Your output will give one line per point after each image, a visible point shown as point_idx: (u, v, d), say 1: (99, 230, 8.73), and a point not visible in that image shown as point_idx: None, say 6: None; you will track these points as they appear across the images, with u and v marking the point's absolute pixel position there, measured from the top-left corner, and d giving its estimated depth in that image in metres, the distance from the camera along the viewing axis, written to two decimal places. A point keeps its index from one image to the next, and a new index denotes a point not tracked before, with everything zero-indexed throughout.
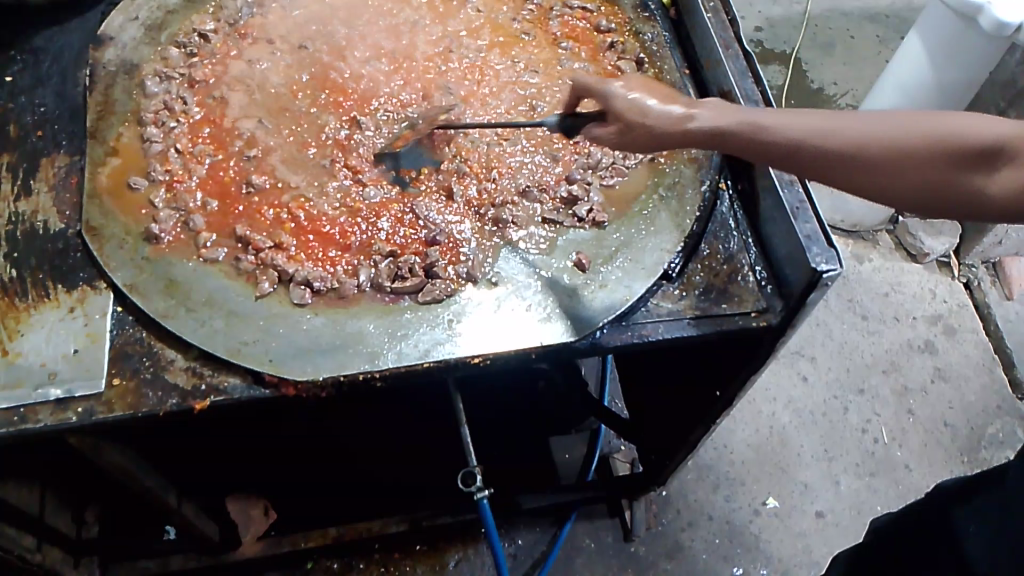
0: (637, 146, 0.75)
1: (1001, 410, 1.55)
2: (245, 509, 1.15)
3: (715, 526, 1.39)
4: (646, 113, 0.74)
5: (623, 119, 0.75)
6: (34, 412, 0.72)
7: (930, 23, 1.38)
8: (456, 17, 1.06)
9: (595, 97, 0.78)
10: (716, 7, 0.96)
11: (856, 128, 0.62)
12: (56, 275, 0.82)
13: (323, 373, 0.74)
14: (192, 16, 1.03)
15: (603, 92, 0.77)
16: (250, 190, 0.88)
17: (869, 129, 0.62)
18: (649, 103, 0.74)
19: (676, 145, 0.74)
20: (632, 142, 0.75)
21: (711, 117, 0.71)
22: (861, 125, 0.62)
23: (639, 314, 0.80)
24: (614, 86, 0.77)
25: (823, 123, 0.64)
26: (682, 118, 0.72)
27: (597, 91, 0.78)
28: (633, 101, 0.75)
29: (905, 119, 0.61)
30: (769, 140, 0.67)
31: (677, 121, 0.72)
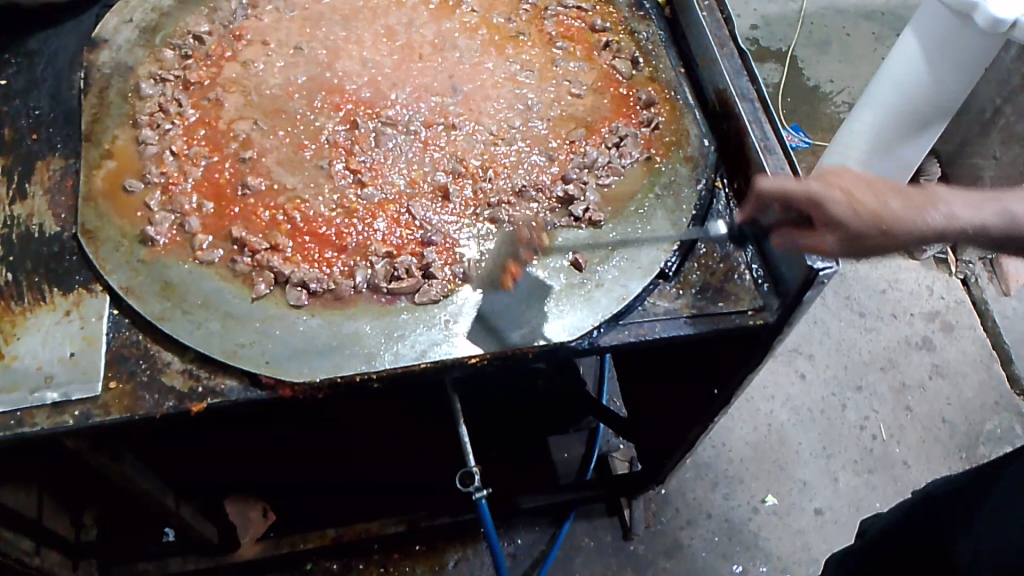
0: (871, 253, 0.70)
1: (999, 406, 1.55)
2: (244, 511, 1.16)
3: (713, 524, 1.39)
4: (886, 221, 0.68)
5: (876, 225, 0.68)
6: (31, 415, 0.72)
7: (925, 20, 1.38)
8: (451, 17, 1.06)
9: (819, 204, 0.70)
10: (711, 5, 0.96)
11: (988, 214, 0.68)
12: (52, 278, 0.82)
13: (320, 374, 0.74)
14: (186, 17, 1.03)
15: (840, 199, 0.69)
16: (246, 192, 0.88)
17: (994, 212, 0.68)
18: (893, 205, 0.68)
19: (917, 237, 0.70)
20: (860, 248, 0.70)
21: (941, 203, 0.68)
22: None
23: (635, 314, 0.81)
24: (847, 195, 0.68)
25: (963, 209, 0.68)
26: (916, 209, 0.68)
27: (799, 196, 0.72)
28: (849, 201, 0.69)
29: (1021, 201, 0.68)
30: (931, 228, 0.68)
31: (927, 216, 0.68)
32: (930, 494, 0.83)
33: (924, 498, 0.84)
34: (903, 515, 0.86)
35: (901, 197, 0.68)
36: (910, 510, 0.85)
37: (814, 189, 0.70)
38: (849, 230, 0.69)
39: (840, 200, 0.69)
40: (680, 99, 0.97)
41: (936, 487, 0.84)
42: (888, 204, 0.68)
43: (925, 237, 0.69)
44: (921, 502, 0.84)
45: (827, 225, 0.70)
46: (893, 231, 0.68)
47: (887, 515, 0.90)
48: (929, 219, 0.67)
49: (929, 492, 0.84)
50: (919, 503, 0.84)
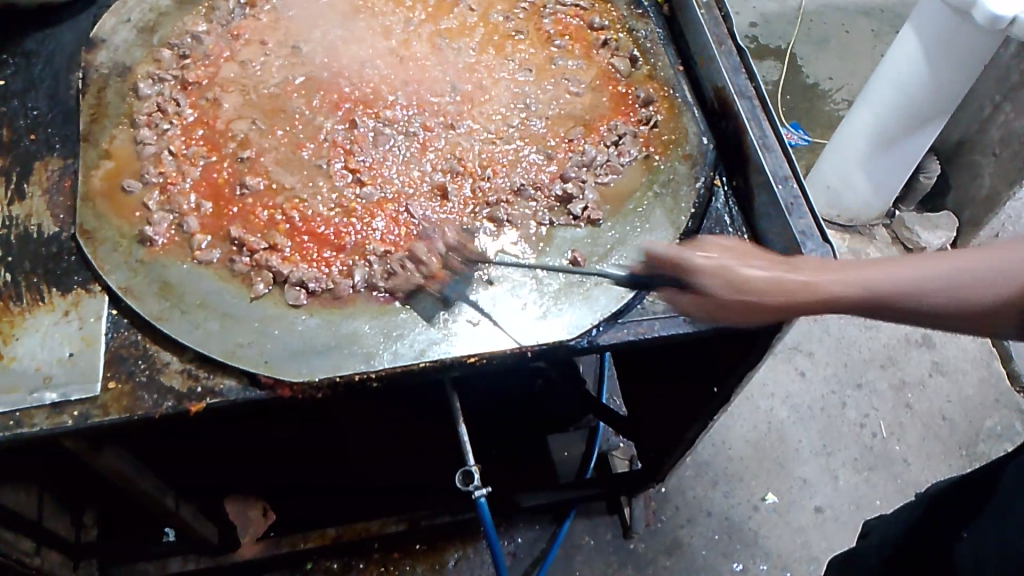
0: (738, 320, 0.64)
1: (998, 403, 1.55)
2: (244, 510, 1.15)
3: (714, 522, 1.39)
4: (746, 292, 0.62)
5: (721, 297, 0.63)
6: (29, 416, 0.72)
7: (926, 19, 1.38)
8: (449, 16, 1.06)
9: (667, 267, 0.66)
10: (710, 3, 0.96)
11: (902, 281, 0.60)
12: (51, 279, 0.82)
13: (319, 374, 0.74)
14: (183, 16, 1.02)
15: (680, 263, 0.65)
16: (243, 191, 0.88)
17: (915, 277, 0.60)
18: (748, 271, 0.63)
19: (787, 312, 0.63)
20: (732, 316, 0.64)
21: (821, 277, 0.62)
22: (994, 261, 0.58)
23: (634, 312, 0.80)
24: (694, 256, 0.65)
25: (862, 279, 0.61)
26: (787, 284, 0.62)
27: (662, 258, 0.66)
28: (714, 267, 0.64)
29: (954, 264, 0.59)
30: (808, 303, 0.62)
31: (797, 290, 0.62)
32: (936, 491, 0.82)
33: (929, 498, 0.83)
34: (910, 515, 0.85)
35: (767, 264, 0.63)
36: (917, 509, 0.84)
37: (676, 252, 0.66)
38: (712, 299, 0.64)
39: (703, 267, 0.64)
40: (679, 97, 0.97)
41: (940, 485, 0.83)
42: (751, 271, 0.63)
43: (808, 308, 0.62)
44: (926, 502, 0.83)
45: (691, 290, 0.66)
46: (765, 303, 0.62)
47: (895, 516, 0.89)
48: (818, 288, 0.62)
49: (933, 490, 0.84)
50: (924, 502, 0.84)
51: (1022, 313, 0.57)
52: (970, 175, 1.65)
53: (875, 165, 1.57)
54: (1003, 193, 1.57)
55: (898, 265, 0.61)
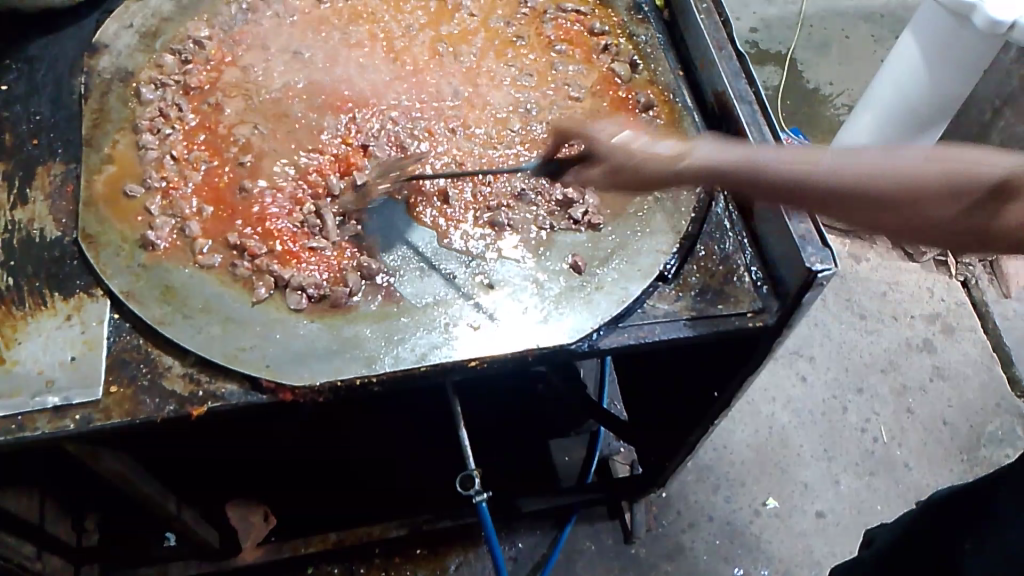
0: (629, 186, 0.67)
1: (999, 408, 1.55)
2: (245, 515, 1.13)
3: (715, 527, 1.39)
4: (639, 159, 0.66)
5: (613, 159, 0.67)
6: (32, 419, 0.72)
7: (924, 23, 1.38)
8: (450, 21, 1.07)
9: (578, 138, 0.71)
10: (710, 9, 0.96)
11: (822, 166, 0.56)
12: (53, 283, 0.82)
13: (320, 378, 0.75)
14: (186, 22, 1.03)
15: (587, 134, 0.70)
16: (243, 196, 0.88)
17: (834, 164, 0.56)
18: (641, 143, 0.67)
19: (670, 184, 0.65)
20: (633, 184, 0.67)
21: (716, 153, 0.62)
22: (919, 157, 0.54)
23: (635, 316, 0.81)
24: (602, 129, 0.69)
25: (775, 157, 0.59)
26: (682, 151, 0.64)
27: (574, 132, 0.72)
28: (616, 141, 0.68)
29: (891, 152, 0.55)
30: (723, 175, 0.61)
31: (669, 161, 0.64)
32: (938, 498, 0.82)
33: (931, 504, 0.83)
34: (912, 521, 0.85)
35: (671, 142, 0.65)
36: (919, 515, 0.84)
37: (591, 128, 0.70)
38: (610, 166, 0.68)
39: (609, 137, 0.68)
40: (679, 102, 0.97)
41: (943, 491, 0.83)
42: (656, 146, 0.65)
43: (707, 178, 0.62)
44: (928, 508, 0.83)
45: (597, 163, 0.69)
46: (649, 168, 0.65)
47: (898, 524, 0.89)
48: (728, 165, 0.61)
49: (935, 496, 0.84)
50: (926, 509, 0.84)
51: (948, 215, 0.53)
52: None
53: None
54: None
55: (818, 151, 0.57)
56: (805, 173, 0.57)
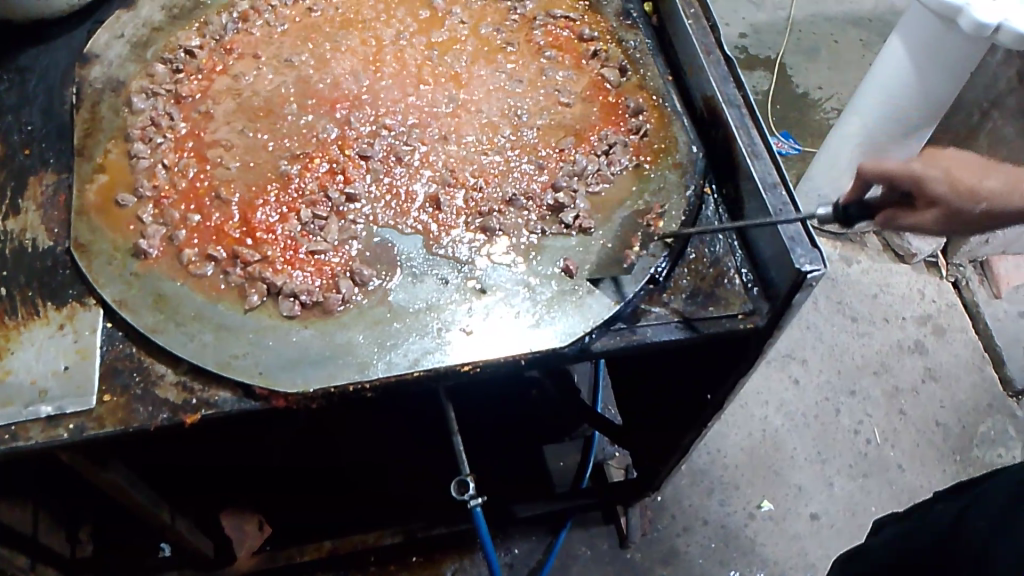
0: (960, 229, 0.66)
1: (992, 408, 1.55)
2: (240, 525, 1.16)
3: (710, 530, 1.39)
4: (981, 194, 0.64)
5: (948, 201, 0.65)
6: (25, 429, 0.72)
7: (912, 26, 1.39)
8: (441, 28, 1.07)
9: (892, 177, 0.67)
10: (697, 14, 0.97)
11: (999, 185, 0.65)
12: (46, 293, 0.82)
13: (313, 384, 0.75)
14: (177, 31, 1.03)
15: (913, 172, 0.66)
16: (226, 204, 0.89)
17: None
18: (969, 178, 0.65)
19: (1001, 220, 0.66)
20: (955, 226, 0.66)
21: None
22: None
23: (627, 320, 0.81)
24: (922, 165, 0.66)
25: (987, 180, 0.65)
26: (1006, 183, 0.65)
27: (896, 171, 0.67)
28: (947, 177, 0.65)
29: None
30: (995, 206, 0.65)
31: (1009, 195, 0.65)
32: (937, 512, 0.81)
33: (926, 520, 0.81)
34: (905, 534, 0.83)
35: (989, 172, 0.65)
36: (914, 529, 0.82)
37: (913, 166, 0.66)
38: (945, 206, 0.65)
39: (938, 177, 0.65)
40: (669, 106, 0.98)
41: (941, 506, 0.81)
42: (984, 182, 0.65)
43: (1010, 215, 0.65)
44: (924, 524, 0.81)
45: (925, 205, 0.66)
46: (989, 208, 0.65)
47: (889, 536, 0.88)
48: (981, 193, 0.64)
49: (932, 513, 0.82)
50: (921, 523, 0.82)
51: None
52: None
53: None
54: None
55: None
56: None
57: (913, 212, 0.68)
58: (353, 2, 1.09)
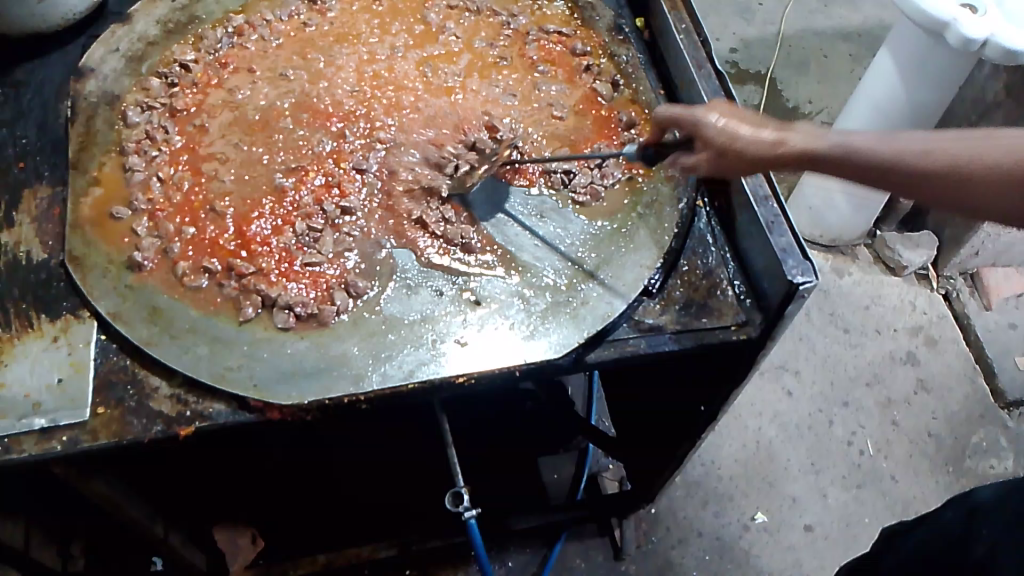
0: (723, 173, 0.76)
1: (984, 419, 1.56)
2: (234, 538, 1.13)
3: (705, 542, 1.39)
4: (736, 140, 0.74)
5: (709, 143, 0.76)
6: (18, 442, 0.72)
7: (897, 40, 1.40)
8: (435, 43, 1.08)
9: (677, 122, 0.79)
10: (688, 28, 0.98)
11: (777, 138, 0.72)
12: (40, 305, 0.82)
13: (308, 397, 0.75)
14: (172, 46, 1.04)
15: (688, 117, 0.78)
16: (220, 215, 0.89)
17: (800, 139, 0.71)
18: (737, 127, 0.74)
19: (761, 166, 0.73)
20: (720, 168, 0.76)
21: (797, 138, 0.71)
22: (880, 142, 0.67)
23: (620, 331, 0.81)
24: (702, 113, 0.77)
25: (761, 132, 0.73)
26: (770, 134, 0.72)
27: (681, 117, 0.79)
28: (717, 124, 0.75)
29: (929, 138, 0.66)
30: (750, 153, 0.73)
31: (767, 143, 0.72)
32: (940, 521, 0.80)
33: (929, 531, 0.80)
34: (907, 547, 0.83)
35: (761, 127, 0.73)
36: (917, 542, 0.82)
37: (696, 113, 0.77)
38: (707, 147, 0.76)
39: (709, 120, 0.76)
40: None
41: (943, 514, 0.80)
42: (746, 130, 0.74)
43: (764, 160, 0.73)
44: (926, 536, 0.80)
45: (701, 148, 0.77)
46: (749, 151, 0.73)
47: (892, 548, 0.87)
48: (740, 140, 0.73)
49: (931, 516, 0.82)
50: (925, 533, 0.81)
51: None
52: None
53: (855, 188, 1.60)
54: None
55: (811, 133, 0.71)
56: (840, 148, 0.69)
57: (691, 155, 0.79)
58: (348, 17, 1.10)
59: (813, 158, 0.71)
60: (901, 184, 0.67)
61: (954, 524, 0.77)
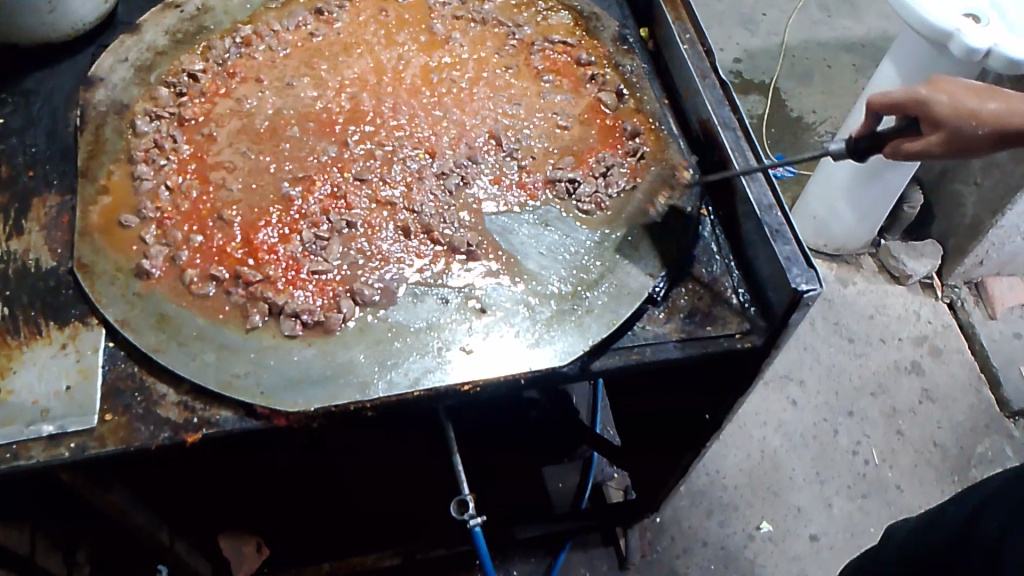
0: (965, 153, 0.76)
1: (989, 429, 1.56)
2: (238, 546, 1.14)
3: (709, 552, 1.39)
4: (980, 115, 0.74)
5: (949, 123, 0.75)
6: (26, 448, 0.72)
7: (902, 52, 1.41)
8: (441, 52, 1.09)
9: (897, 105, 0.78)
10: (692, 39, 0.98)
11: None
12: (48, 312, 0.82)
13: (314, 404, 0.75)
14: (180, 55, 1.05)
15: (910, 97, 0.77)
16: (227, 224, 0.90)
17: None
18: (973, 104, 0.75)
19: (1003, 141, 0.75)
20: (959, 149, 0.75)
21: None
22: None
23: (626, 339, 0.82)
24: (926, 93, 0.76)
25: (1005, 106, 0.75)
26: (1012, 105, 0.75)
27: (904, 99, 0.77)
28: (952, 103, 0.75)
29: None
30: (996, 124, 0.74)
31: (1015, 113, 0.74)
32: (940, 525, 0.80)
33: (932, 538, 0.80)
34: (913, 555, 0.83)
35: (996, 99, 0.75)
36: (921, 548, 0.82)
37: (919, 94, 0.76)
38: (948, 126, 0.75)
39: (942, 101, 0.76)
40: (665, 129, 0.99)
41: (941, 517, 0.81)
42: (986, 105, 0.75)
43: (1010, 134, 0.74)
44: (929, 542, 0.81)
45: (930, 130, 0.77)
46: (994, 128, 0.74)
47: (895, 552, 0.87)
48: (982, 115, 0.74)
49: (935, 517, 0.82)
50: (926, 539, 0.81)
51: None
52: (953, 204, 1.69)
53: (859, 198, 1.61)
54: (987, 221, 1.60)
55: None
56: None
57: (918, 140, 0.77)
58: (355, 27, 1.11)
59: None
60: None
61: (956, 524, 0.77)
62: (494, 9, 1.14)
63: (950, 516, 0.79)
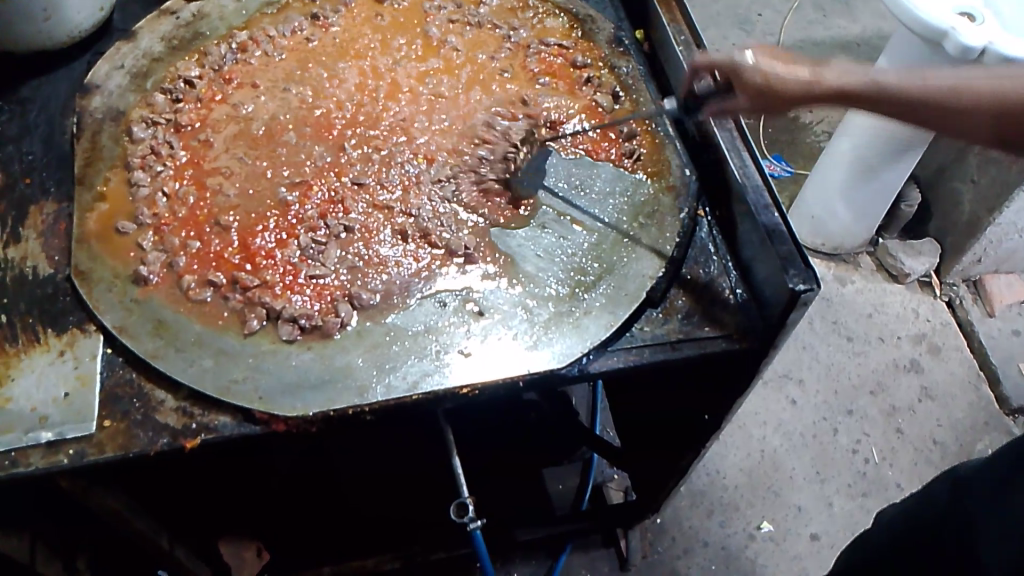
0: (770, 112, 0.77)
1: (989, 426, 1.56)
2: (238, 551, 1.13)
3: (710, 552, 1.39)
4: (771, 79, 0.75)
5: (750, 86, 0.76)
6: (25, 456, 0.72)
7: (898, 50, 1.42)
8: (436, 56, 1.09)
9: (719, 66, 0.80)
10: (687, 40, 0.98)
11: (832, 80, 0.73)
12: (46, 319, 0.82)
13: (313, 409, 0.75)
14: (176, 61, 1.05)
15: (730, 61, 0.78)
16: (223, 230, 0.90)
17: (845, 79, 0.73)
18: (775, 68, 0.75)
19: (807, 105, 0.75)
20: (761, 108, 0.77)
21: (845, 74, 0.73)
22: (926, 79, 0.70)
23: (623, 340, 0.82)
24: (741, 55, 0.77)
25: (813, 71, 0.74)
26: (813, 72, 0.74)
27: (722, 61, 0.80)
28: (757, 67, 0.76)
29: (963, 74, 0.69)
30: (787, 91, 0.75)
31: (808, 82, 0.74)
32: (925, 508, 0.81)
33: (916, 520, 0.81)
34: (897, 537, 0.84)
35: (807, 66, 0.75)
36: (904, 531, 0.83)
37: (733, 55, 0.78)
38: (748, 87, 0.77)
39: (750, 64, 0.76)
40: (661, 130, 0.99)
41: (926, 498, 0.81)
42: (793, 70, 0.75)
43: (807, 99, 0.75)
44: (914, 525, 0.81)
45: (739, 92, 0.78)
46: (793, 94, 0.75)
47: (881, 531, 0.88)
48: (783, 80, 0.75)
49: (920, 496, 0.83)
50: (910, 521, 0.82)
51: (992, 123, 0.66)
52: (950, 202, 1.69)
53: (855, 196, 1.61)
54: (984, 219, 1.60)
55: (852, 70, 0.73)
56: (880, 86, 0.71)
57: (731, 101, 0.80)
58: (350, 31, 1.11)
59: (850, 94, 0.73)
60: (909, 117, 0.71)
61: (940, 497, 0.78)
62: (489, 12, 1.14)
63: (934, 499, 0.79)
